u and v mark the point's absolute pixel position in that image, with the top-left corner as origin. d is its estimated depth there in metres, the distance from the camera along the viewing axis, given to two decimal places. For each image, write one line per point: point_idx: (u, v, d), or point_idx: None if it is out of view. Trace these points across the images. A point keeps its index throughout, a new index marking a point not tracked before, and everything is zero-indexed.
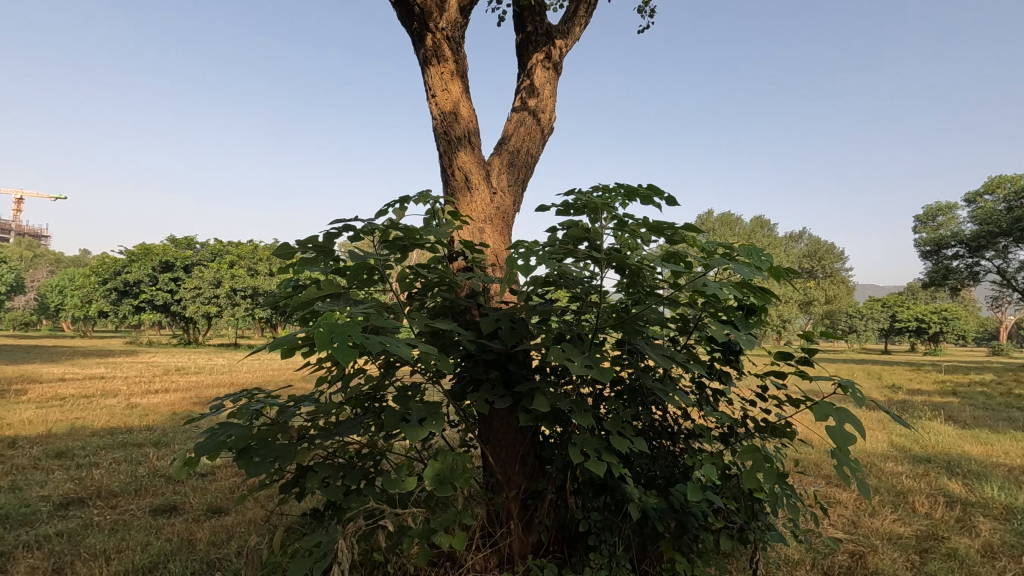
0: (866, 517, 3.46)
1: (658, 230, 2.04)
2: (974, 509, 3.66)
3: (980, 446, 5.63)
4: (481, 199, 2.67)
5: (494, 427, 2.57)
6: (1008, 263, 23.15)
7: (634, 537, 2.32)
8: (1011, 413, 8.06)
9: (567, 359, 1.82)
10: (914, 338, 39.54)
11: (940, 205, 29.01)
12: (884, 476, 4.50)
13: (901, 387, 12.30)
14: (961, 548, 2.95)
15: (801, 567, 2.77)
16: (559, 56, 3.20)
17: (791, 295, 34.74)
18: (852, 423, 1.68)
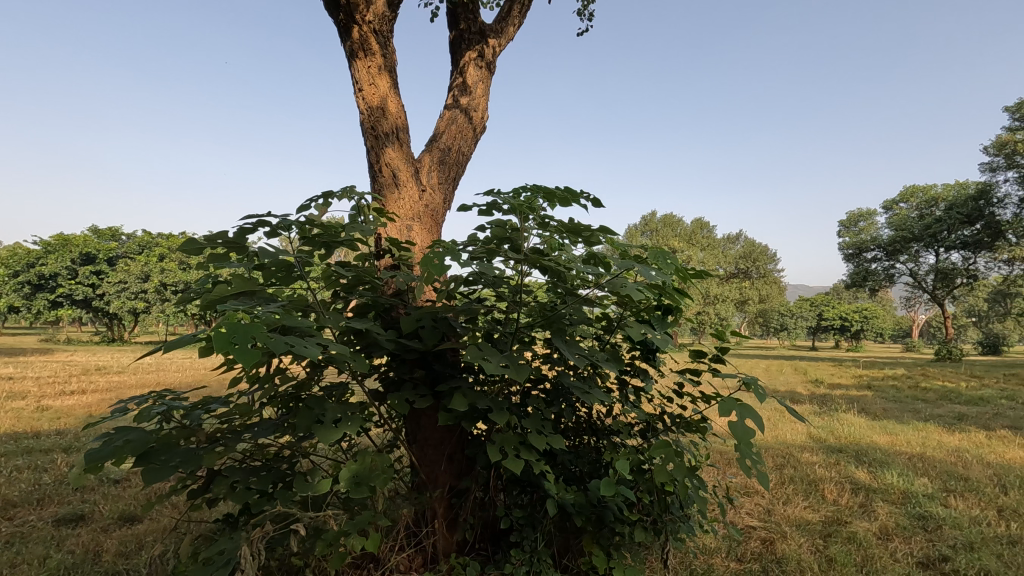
0: (780, 506, 3.67)
1: (576, 232, 2.09)
2: (875, 495, 3.96)
3: (886, 436, 6.10)
4: (409, 196, 2.64)
5: (421, 425, 2.55)
6: (919, 266, 25.07)
7: (556, 533, 2.37)
8: (914, 405, 8.77)
9: (483, 358, 1.82)
10: (838, 336, 42.23)
11: (861, 211, 31.12)
12: (799, 466, 4.78)
13: (822, 382, 13.12)
14: (860, 532, 3.17)
15: (717, 555, 2.90)
16: (492, 55, 3.21)
17: (728, 295, 36.28)
18: (753, 419, 1.78)
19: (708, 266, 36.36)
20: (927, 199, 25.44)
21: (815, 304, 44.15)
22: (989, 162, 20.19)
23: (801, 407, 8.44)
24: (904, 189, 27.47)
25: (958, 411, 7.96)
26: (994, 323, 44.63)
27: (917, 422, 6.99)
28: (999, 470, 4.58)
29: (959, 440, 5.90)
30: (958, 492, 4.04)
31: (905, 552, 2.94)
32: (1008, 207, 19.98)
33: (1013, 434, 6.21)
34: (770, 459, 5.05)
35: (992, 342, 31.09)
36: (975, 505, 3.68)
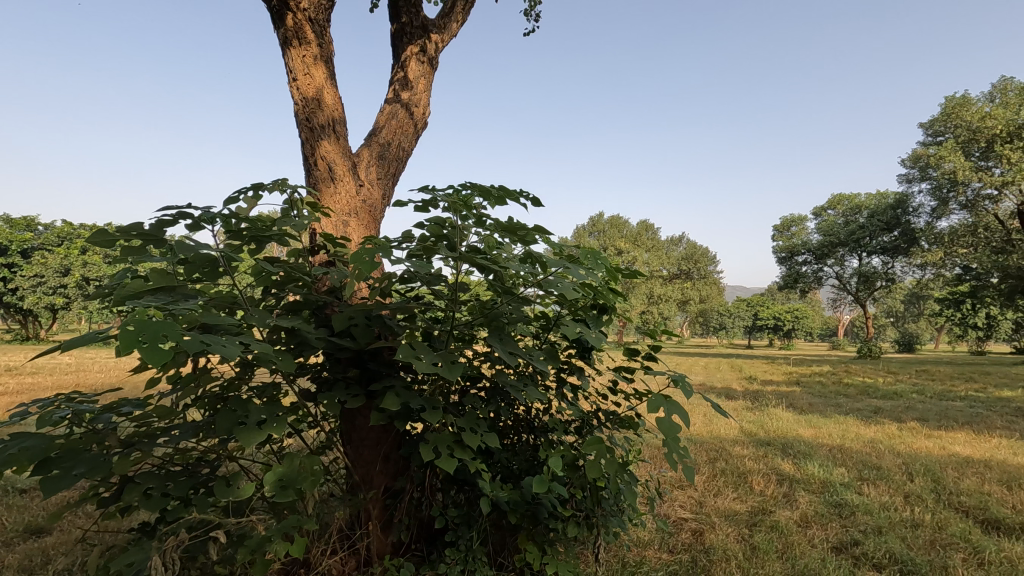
0: (711, 498, 3.83)
1: (511, 231, 2.10)
2: (798, 485, 4.19)
3: (810, 429, 6.48)
4: (346, 191, 2.57)
5: (356, 425, 2.48)
6: (844, 269, 26.77)
7: (491, 531, 2.37)
8: (837, 400, 9.37)
9: (415, 357, 1.80)
10: (771, 335, 44.50)
11: (793, 217, 32.90)
12: (730, 459, 5.01)
13: (755, 378, 13.78)
14: (782, 521, 3.35)
15: (649, 547, 3.00)
16: (434, 51, 3.17)
17: (671, 295, 37.47)
18: (678, 414, 1.85)
19: (653, 266, 37.44)
20: (852, 206, 27.20)
21: (751, 304, 46.35)
22: (906, 173, 21.84)
23: (734, 403, 8.84)
24: (832, 197, 29.26)
25: (874, 405, 8.56)
26: (908, 323, 48.33)
27: (838, 416, 7.46)
28: (907, 459, 4.96)
29: (873, 432, 6.33)
30: (870, 480, 4.33)
31: (821, 538, 3.12)
32: (922, 215, 21.66)
33: (920, 425, 6.73)
34: (704, 453, 5.26)
35: (906, 340, 33.62)
36: (885, 492, 3.96)
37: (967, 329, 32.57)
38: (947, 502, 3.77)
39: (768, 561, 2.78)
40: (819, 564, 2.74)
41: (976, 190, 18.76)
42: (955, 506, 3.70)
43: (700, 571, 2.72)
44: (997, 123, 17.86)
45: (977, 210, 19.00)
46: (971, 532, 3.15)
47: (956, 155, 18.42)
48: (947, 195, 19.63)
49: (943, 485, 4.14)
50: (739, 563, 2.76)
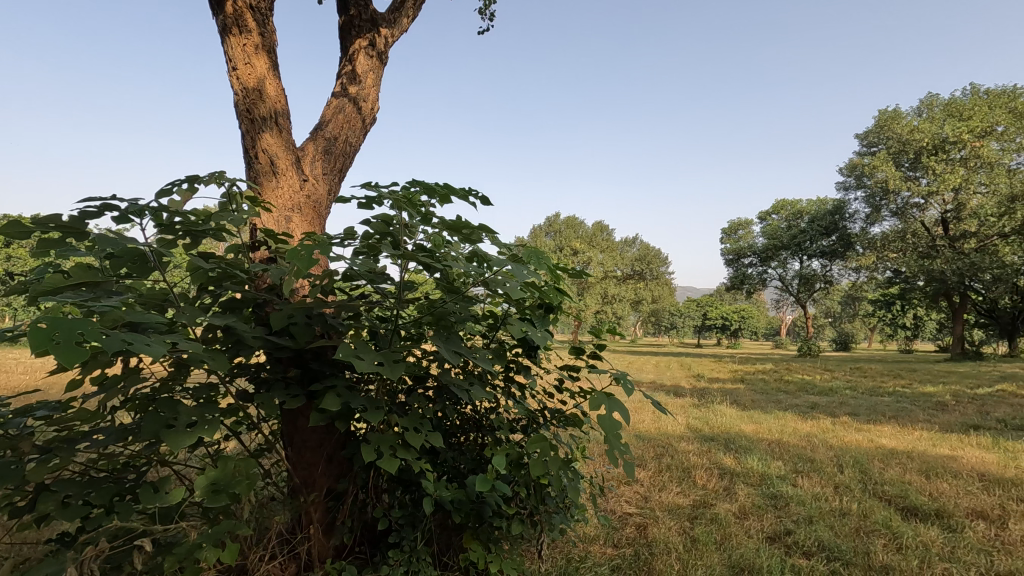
0: (656, 493, 3.94)
1: (456, 230, 2.09)
2: (738, 478, 4.36)
3: (752, 424, 6.74)
4: (288, 186, 2.50)
5: (297, 427, 2.41)
6: (787, 272, 28.00)
7: (436, 531, 2.36)
8: (778, 396, 9.78)
9: (357, 357, 1.77)
10: (720, 334, 46.07)
11: (740, 220, 34.15)
12: (676, 455, 5.14)
13: (702, 376, 14.24)
14: (722, 513, 3.48)
15: (595, 542, 3.05)
16: (384, 45, 3.12)
17: (624, 295, 38.19)
18: (619, 411, 1.89)
19: (608, 267, 38.05)
20: (795, 212, 28.50)
21: (701, 304, 47.89)
22: (843, 181, 23.05)
23: (681, 400, 9.09)
24: (776, 202, 30.57)
25: (812, 401, 9.00)
26: (845, 323, 51.04)
27: (778, 411, 7.80)
28: (838, 452, 5.23)
29: (810, 426, 6.65)
30: (804, 472, 4.55)
31: (756, 529, 3.25)
32: (857, 221, 22.86)
33: (852, 419, 7.12)
34: (651, 449, 5.39)
35: (842, 340, 35.54)
36: (817, 483, 4.17)
37: (896, 329, 34.72)
38: (872, 492, 4.00)
39: (707, 553, 2.87)
40: (753, 554, 2.85)
41: (905, 199, 20.04)
42: (879, 495, 3.93)
43: (643, 563, 2.78)
44: (924, 136, 19.09)
45: (907, 217, 20.26)
46: (892, 519, 3.35)
47: (887, 165, 19.59)
48: (879, 202, 20.85)
49: (870, 475, 4.39)
50: (679, 556, 2.83)
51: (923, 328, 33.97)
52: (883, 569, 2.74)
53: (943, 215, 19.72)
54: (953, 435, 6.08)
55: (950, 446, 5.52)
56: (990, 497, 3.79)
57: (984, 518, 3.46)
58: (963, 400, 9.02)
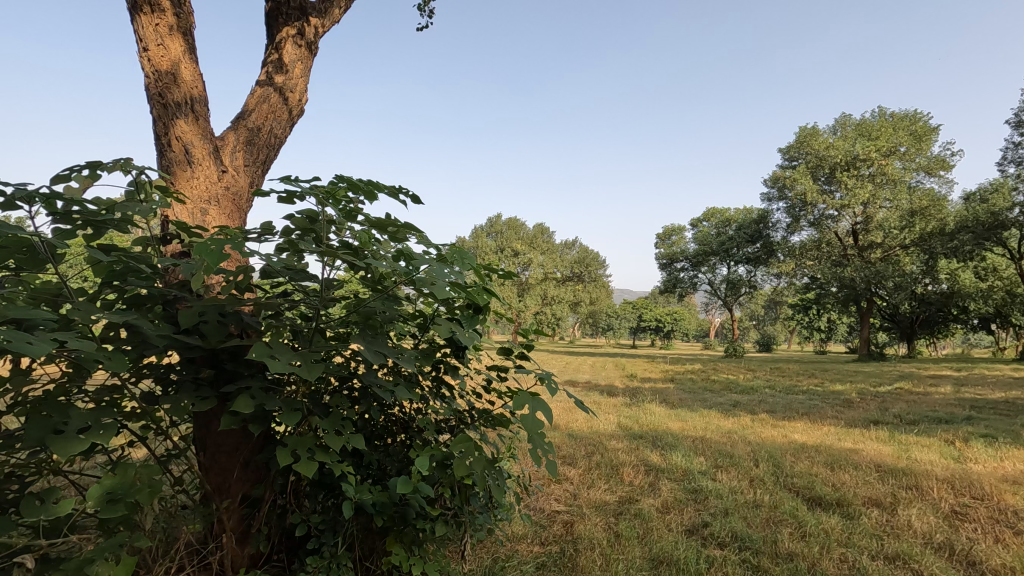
0: (585, 491, 4.03)
1: (381, 228, 2.06)
2: (663, 475, 4.53)
3: (678, 422, 7.04)
4: (205, 176, 2.37)
5: (212, 432, 2.30)
6: (715, 276, 29.43)
7: (358, 535, 2.31)
8: (703, 395, 10.25)
9: (272, 356, 1.70)
10: (654, 336, 47.73)
11: (674, 226, 35.54)
12: (606, 453, 5.29)
13: (635, 376, 14.69)
14: (645, 508, 3.60)
15: (523, 541, 3.08)
16: (313, 35, 3.02)
17: (564, 296, 38.80)
18: (542, 411, 1.91)
19: (547, 268, 38.47)
20: (723, 220, 30.01)
21: (636, 307, 49.48)
22: (767, 192, 24.41)
23: (613, 399, 9.35)
24: (706, 210, 32.03)
25: (733, 399, 9.50)
26: (767, 326, 54.34)
27: (703, 409, 8.18)
28: (755, 447, 5.56)
29: (731, 423, 7.01)
30: (723, 466, 4.80)
31: (677, 522, 3.39)
32: (779, 230, 24.31)
33: (769, 416, 7.57)
34: (582, 448, 5.50)
35: (765, 342, 37.79)
36: (734, 477, 4.40)
37: (812, 331, 37.30)
38: (783, 484, 4.27)
39: (629, 547, 2.96)
40: (672, 546, 2.97)
41: (821, 210, 21.31)
42: (789, 487, 4.20)
43: (567, 560, 2.84)
44: (838, 153, 20.51)
45: (823, 227, 21.45)
46: (798, 509, 3.59)
47: (806, 179, 20.88)
48: (799, 213, 22.12)
49: (782, 468, 4.70)
50: (602, 551, 2.91)
51: (834, 330, 36.71)
52: (789, 556, 2.92)
53: (853, 227, 21.26)
54: (855, 429, 6.61)
55: (853, 440, 5.98)
56: (883, 486, 4.13)
57: (877, 505, 3.77)
58: (865, 397, 9.82)
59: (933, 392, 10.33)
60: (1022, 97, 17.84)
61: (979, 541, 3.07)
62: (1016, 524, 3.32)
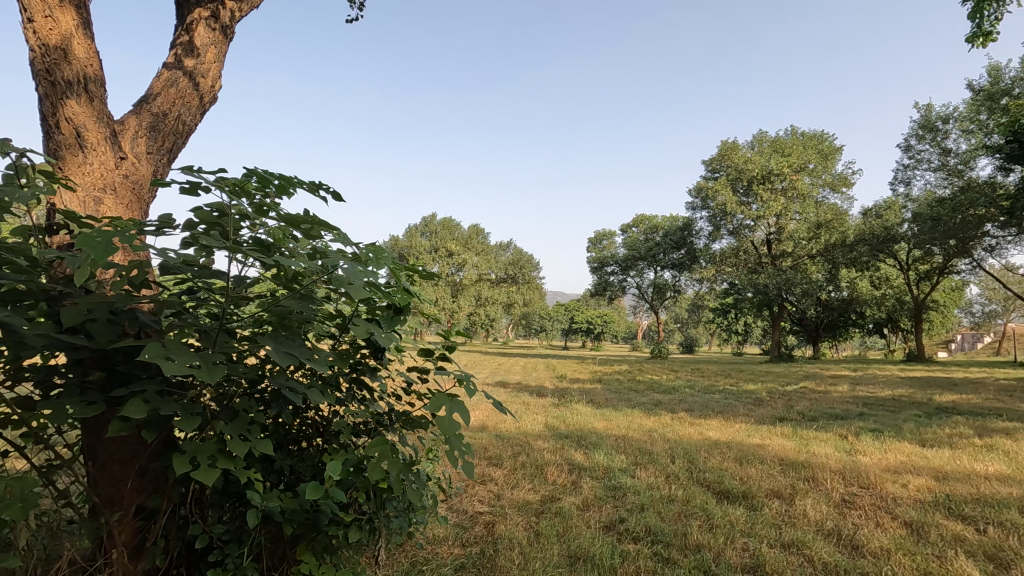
0: (508, 491, 4.06)
1: (293, 225, 1.98)
2: (586, 473, 4.65)
3: (602, 421, 7.26)
4: (100, 162, 2.19)
5: (101, 439, 2.11)
6: (642, 280, 30.58)
7: (267, 545, 2.21)
8: (628, 395, 10.62)
9: (167, 357, 1.60)
10: (585, 338, 48.91)
11: (605, 231, 36.59)
12: (532, 453, 5.37)
13: (565, 377, 14.97)
14: (566, 506, 3.68)
15: (443, 543, 3.07)
16: (228, 19, 2.87)
17: (498, 297, 38.97)
18: (458, 412, 1.91)
19: (482, 270, 38.44)
20: (651, 227, 31.24)
21: (569, 309, 50.52)
22: (691, 201, 25.62)
23: (542, 400, 9.49)
24: (635, 217, 33.23)
25: (656, 399, 9.90)
26: (691, 329, 57.08)
27: (626, 409, 8.47)
28: (672, 444, 5.83)
29: (652, 422, 7.31)
30: (642, 464, 4.99)
31: (595, 519, 3.49)
32: (701, 237, 25.60)
33: (687, 414, 7.96)
34: (509, 448, 5.55)
35: (687, 343, 39.71)
36: (652, 474, 4.58)
37: (730, 334, 39.60)
38: (695, 479, 4.50)
39: (547, 545, 3.02)
40: (588, 543, 3.05)
41: (739, 220, 22.66)
42: (701, 481, 4.43)
43: (486, 560, 2.85)
44: (755, 167, 21.85)
45: (740, 237, 22.99)
46: (708, 503, 3.79)
47: (726, 191, 22.10)
48: (719, 222, 23.38)
49: (696, 464, 4.95)
50: (521, 550, 2.95)
51: (749, 333, 39.19)
52: (696, 547, 3.08)
53: (767, 236, 22.81)
54: (764, 426, 7.07)
55: (761, 436, 6.39)
56: (784, 478, 4.45)
57: (778, 496, 4.05)
58: (775, 396, 10.55)
59: (833, 391, 11.24)
60: (914, 124, 19.72)
61: (863, 526, 3.37)
62: (894, 510, 3.68)
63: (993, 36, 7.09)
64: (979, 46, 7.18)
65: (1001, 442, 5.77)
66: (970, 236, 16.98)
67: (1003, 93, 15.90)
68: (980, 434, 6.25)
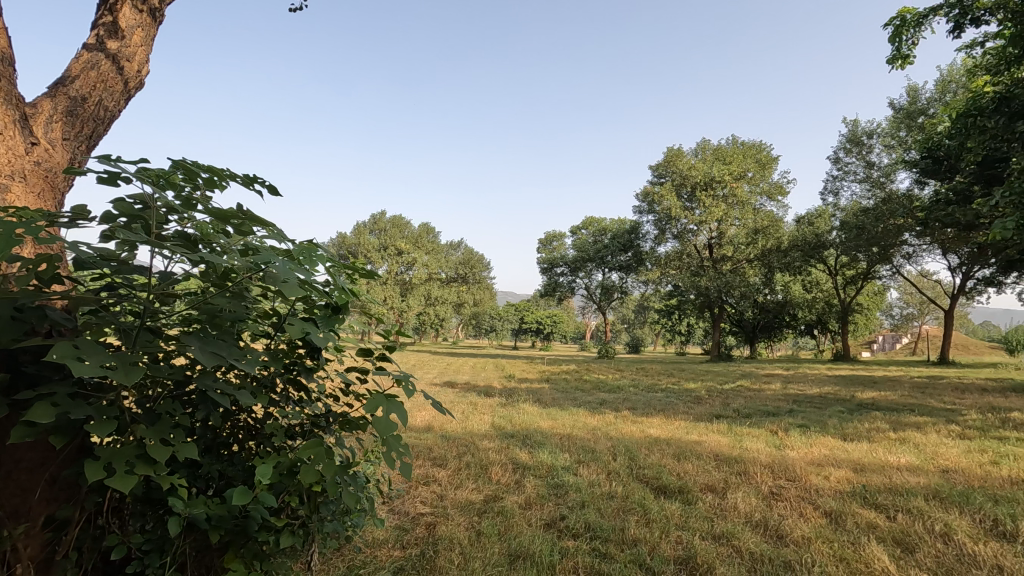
0: (452, 491, 4.05)
1: (223, 219, 1.90)
2: (529, 472, 4.70)
3: (548, 420, 7.34)
4: (6, 148, 2.03)
5: (4, 446, 1.95)
6: (591, 281, 31.14)
7: (192, 554, 2.11)
8: (574, 394, 10.79)
9: (79, 357, 1.50)
10: (535, 338, 49.35)
11: (555, 233, 37.04)
12: (477, 453, 5.36)
13: (513, 377, 15.04)
14: (507, 506, 3.70)
15: (382, 546, 3.02)
16: (157, 2, 2.72)
17: (448, 297, 38.73)
18: (396, 413, 1.88)
19: (432, 269, 38.05)
20: (600, 229, 31.85)
21: (518, 309, 50.79)
22: (639, 205, 26.27)
23: (489, 400, 9.50)
24: (584, 219, 33.81)
25: (601, 398, 10.12)
26: (637, 329, 58.61)
27: (572, 408, 8.62)
28: (614, 442, 5.97)
29: (596, 420, 7.46)
30: (584, 461, 5.09)
31: (537, 517, 3.53)
32: (647, 241, 26.32)
33: (631, 413, 8.16)
34: (454, 449, 5.52)
35: (633, 344, 40.74)
36: (594, 472, 4.68)
37: (674, 334, 40.96)
38: (635, 475, 4.63)
39: (488, 545, 3.02)
40: (529, 541, 3.08)
41: (683, 225, 23.42)
42: (640, 478, 4.56)
43: (426, 562, 2.83)
44: (698, 174, 22.64)
45: (684, 240, 23.77)
46: (646, 499, 3.90)
47: (672, 196, 22.79)
48: (664, 226, 24.06)
49: (636, 461, 5.09)
50: (461, 550, 2.94)
51: (692, 333, 40.69)
52: (633, 541, 3.17)
53: (709, 241, 23.70)
54: (701, 423, 7.36)
55: (698, 433, 6.65)
56: (718, 473, 4.65)
57: (712, 490, 4.23)
58: (713, 394, 10.99)
59: (766, 389, 11.84)
60: (843, 137, 20.99)
61: (787, 517, 3.56)
62: (816, 501, 3.91)
63: (910, 60, 7.65)
64: (898, 68, 7.73)
65: (912, 435, 6.24)
66: (890, 244, 18.24)
67: (920, 112, 17.19)
68: (894, 428, 6.75)
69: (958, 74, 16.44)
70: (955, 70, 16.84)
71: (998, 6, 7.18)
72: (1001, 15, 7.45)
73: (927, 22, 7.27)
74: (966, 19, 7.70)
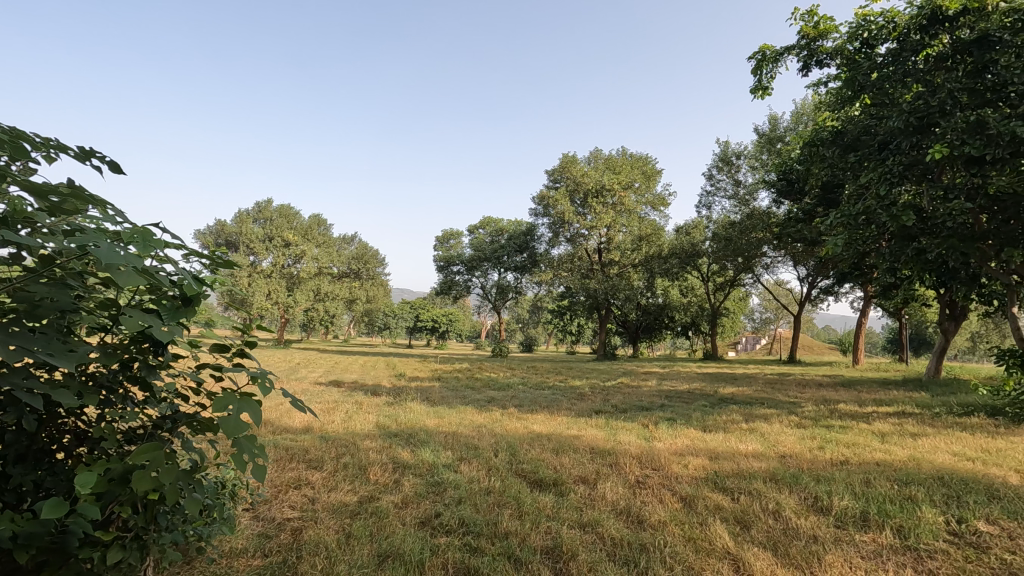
0: (325, 494, 3.89)
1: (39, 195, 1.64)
2: (409, 471, 4.64)
3: (434, 419, 7.29)
4: None
5: None
6: (487, 281, 31.44)
7: None
8: (463, 392, 10.82)
9: None
10: (430, 336, 48.87)
11: (453, 231, 36.93)
12: (356, 454, 5.18)
13: (403, 376, 14.70)
14: (382, 506, 3.62)
15: (240, 555, 2.83)
16: None
17: (339, 293, 37.13)
18: (249, 413, 1.75)
19: (322, 264, 36.21)
20: (497, 230, 32.28)
21: (414, 307, 50.03)
22: (535, 208, 26.93)
23: (375, 399, 9.23)
24: (483, 218, 34.04)
25: (489, 395, 10.23)
26: (531, 329, 60.10)
27: (460, 406, 8.64)
28: (497, 438, 6.06)
29: (483, 418, 7.54)
30: (466, 458, 5.12)
31: (411, 516, 3.50)
32: (542, 243, 27.08)
33: (517, 410, 8.35)
34: (332, 450, 5.30)
35: (527, 343, 41.70)
36: (474, 468, 4.72)
37: (565, 334, 42.64)
38: (514, 471, 4.73)
39: (357, 546, 2.94)
40: (400, 540, 3.04)
41: (575, 229, 24.39)
42: (518, 473, 4.69)
43: (287, 570, 2.69)
44: (590, 181, 23.59)
45: (576, 244, 24.77)
46: (521, 492, 4.00)
47: (565, 201, 23.58)
48: (558, 230, 24.89)
49: (516, 456, 5.22)
50: (327, 554, 2.84)
51: (581, 333, 42.51)
52: (504, 534, 3.25)
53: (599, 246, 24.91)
54: (581, 419, 7.69)
55: (578, 428, 6.96)
56: (591, 465, 4.90)
57: (584, 482, 4.46)
58: (595, 391, 11.56)
59: (643, 386, 12.66)
60: (717, 157, 23.02)
61: (648, 503, 3.85)
62: (675, 487, 4.27)
63: (768, 91, 8.59)
64: (759, 97, 8.65)
65: (760, 425, 7.02)
66: (753, 254, 20.34)
67: (778, 139, 19.35)
68: (746, 420, 7.54)
69: (808, 108, 18.73)
70: (807, 104, 19.16)
71: (838, 52, 8.34)
72: (838, 60, 8.59)
73: (783, 59, 8.19)
74: (813, 60, 8.78)
